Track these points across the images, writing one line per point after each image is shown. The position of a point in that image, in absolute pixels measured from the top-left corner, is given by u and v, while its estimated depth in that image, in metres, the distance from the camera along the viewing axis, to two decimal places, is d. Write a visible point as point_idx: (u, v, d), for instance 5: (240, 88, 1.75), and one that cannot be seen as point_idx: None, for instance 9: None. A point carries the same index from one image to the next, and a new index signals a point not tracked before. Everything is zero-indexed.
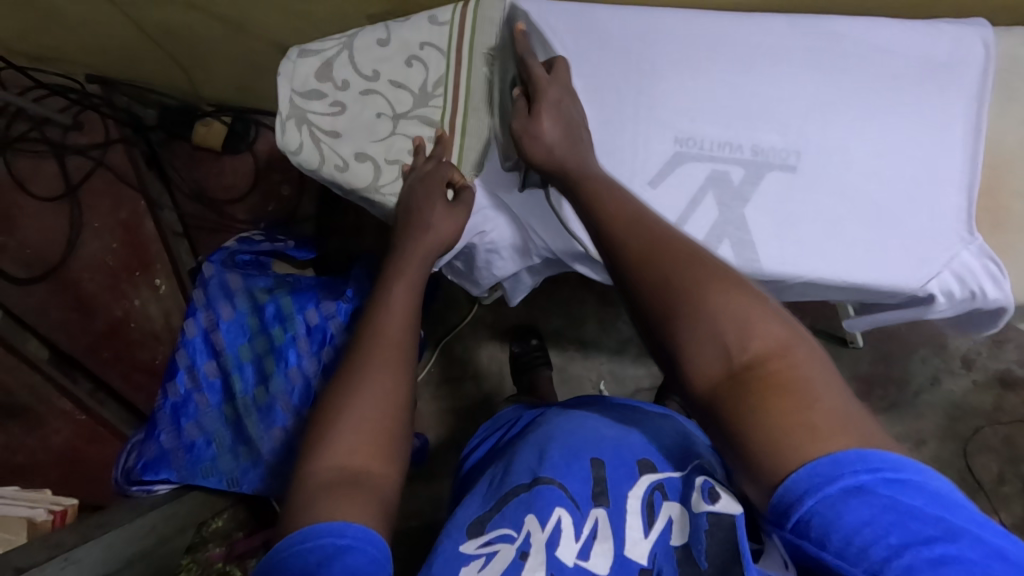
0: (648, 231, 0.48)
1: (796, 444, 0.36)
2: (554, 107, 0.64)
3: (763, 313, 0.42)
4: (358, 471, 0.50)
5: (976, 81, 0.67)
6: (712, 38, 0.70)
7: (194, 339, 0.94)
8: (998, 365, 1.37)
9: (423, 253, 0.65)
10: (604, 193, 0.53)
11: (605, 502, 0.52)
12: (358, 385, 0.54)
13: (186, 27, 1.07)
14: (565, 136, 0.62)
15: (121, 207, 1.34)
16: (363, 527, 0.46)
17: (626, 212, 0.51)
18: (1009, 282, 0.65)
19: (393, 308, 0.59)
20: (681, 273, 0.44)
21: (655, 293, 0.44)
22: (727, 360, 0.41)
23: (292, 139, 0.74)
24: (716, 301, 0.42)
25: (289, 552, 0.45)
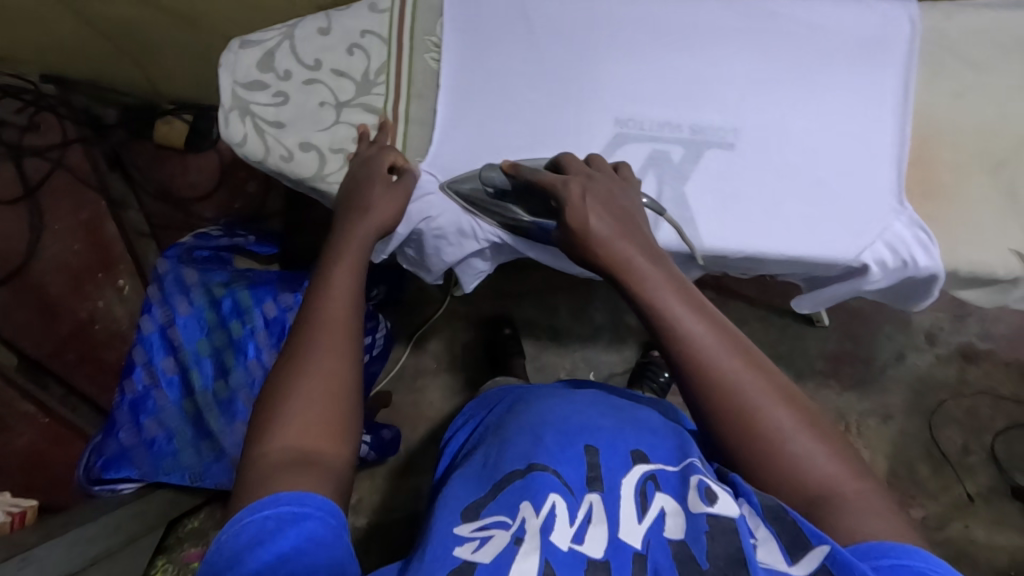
0: (723, 354, 0.50)
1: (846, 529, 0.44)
2: (609, 198, 0.62)
3: (819, 441, 0.48)
4: (310, 451, 0.50)
5: (904, 54, 0.69)
6: (651, 19, 0.71)
7: (151, 335, 0.94)
8: (960, 339, 1.40)
9: (364, 233, 0.64)
10: (674, 306, 0.52)
11: (599, 488, 0.53)
12: (302, 367, 0.54)
13: (139, 22, 1.05)
14: (620, 227, 0.59)
15: (83, 208, 1.32)
16: (321, 497, 0.47)
17: (700, 336, 0.51)
18: (939, 250, 0.66)
19: (335, 289, 0.59)
20: (757, 412, 0.49)
21: (734, 433, 0.49)
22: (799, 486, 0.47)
23: (236, 131, 0.74)
24: (791, 440, 0.48)
25: (245, 521, 0.46)
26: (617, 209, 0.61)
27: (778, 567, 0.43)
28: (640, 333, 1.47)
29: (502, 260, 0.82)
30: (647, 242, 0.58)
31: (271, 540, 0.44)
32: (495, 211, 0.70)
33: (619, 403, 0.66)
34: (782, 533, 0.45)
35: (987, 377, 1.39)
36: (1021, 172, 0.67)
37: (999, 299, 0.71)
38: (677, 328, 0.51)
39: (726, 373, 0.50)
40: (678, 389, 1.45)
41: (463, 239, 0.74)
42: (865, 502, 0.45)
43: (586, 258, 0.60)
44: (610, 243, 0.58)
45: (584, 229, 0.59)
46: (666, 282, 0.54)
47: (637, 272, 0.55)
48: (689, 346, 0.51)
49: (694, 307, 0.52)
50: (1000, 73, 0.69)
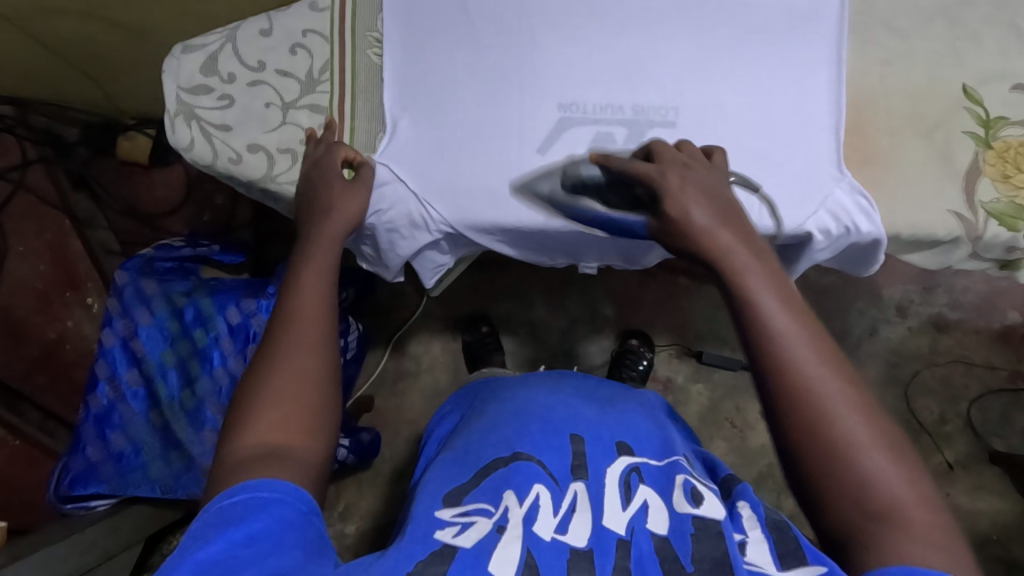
0: (808, 353, 0.46)
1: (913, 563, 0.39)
2: (693, 188, 0.58)
3: (903, 469, 0.43)
4: (278, 447, 0.48)
5: (833, 25, 0.70)
6: (586, 3, 0.72)
7: (113, 349, 0.93)
8: (931, 310, 1.42)
9: (336, 231, 0.63)
10: (764, 298, 0.49)
11: (585, 475, 0.55)
12: (277, 360, 0.52)
13: (88, 37, 1.05)
14: (720, 219, 0.56)
15: (47, 228, 1.33)
16: (288, 486, 0.46)
17: (789, 332, 0.47)
18: (879, 215, 0.68)
19: (303, 286, 0.57)
20: (840, 424, 0.44)
21: (812, 440, 0.44)
22: (865, 511, 0.42)
23: (183, 136, 0.74)
24: (869, 460, 0.43)
25: (213, 509, 0.45)
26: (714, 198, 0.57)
27: (767, 568, 0.45)
28: (617, 323, 1.47)
29: (460, 253, 0.83)
30: (742, 237, 0.54)
31: (240, 523, 0.43)
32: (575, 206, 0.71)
33: (601, 394, 0.69)
34: (779, 542, 0.47)
35: (959, 345, 1.41)
36: (955, 134, 0.69)
37: (943, 260, 0.73)
38: (765, 319, 0.48)
39: (808, 372, 0.45)
40: (657, 376, 1.45)
41: (415, 231, 0.74)
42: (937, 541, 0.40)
43: (683, 250, 0.57)
44: (711, 231, 0.55)
45: (685, 217, 0.57)
46: (766, 272, 0.51)
47: (734, 264, 0.52)
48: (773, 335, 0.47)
49: (790, 302, 0.49)
50: (928, 39, 0.71)
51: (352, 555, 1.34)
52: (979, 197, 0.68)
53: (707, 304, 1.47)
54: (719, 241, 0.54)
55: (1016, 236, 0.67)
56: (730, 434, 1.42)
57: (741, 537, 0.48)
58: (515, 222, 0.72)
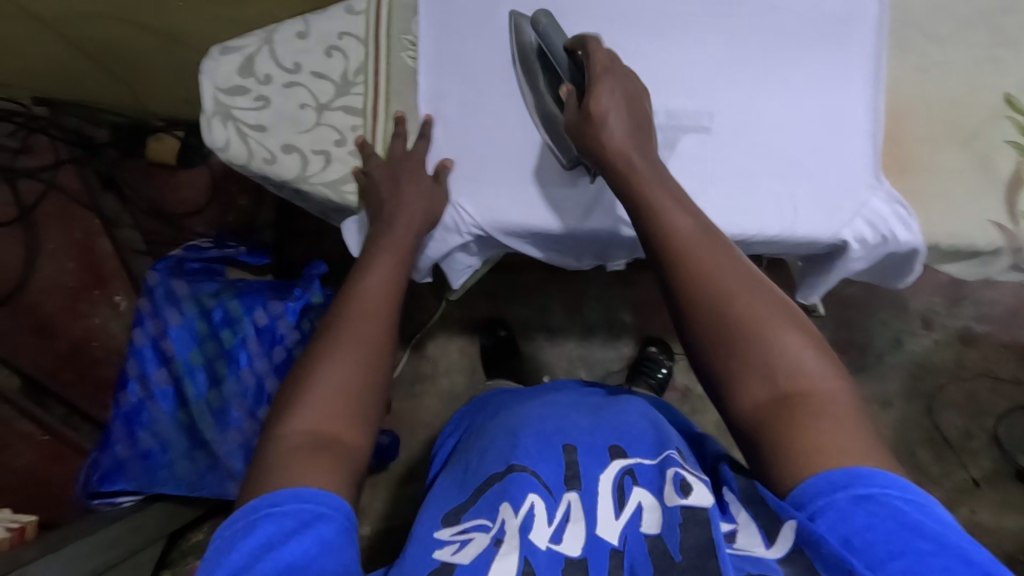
0: (702, 247, 0.54)
1: (808, 437, 0.45)
2: (611, 91, 0.63)
3: (802, 345, 0.49)
4: (329, 437, 0.51)
5: (870, 32, 0.70)
6: (620, 8, 0.72)
7: (144, 348, 0.93)
8: (957, 322, 1.40)
9: (407, 234, 0.67)
10: (660, 202, 0.57)
11: (578, 486, 0.54)
12: (337, 351, 0.55)
13: (121, 41, 1.07)
14: (632, 133, 0.62)
15: (77, 227, 1.37)
16: (334, 496, 0.47)
17: (684, 233, 0.55)
18: (918, 224, 0.67)
19: (369, 286, 0.62)
20: (730, 303, 0.51)
21: (706, 319, 0.51)
22: (770, 384, 0.48)
23: (219, 136, 0.75)
24: (767, 338, 0.49)
25: (263, 514, 0.45)
26: (633, 108, 0.64)
27: (755, 551, 0.45)
28: (635, 330, 1.47)
29: (487, 254, 0.82)
30: (644, 151, 0.62)
31: (287, 542, 0.43)
32: (532, 61, 0.70)
33: (597, 400, 0.66)
34: (760, 516, 0.46)
35: (986, 359, 1.39)
36: (995, 144, 0.68)
37: (981, 270, 0.72)
38: (664, 224, 0.56)
39: (705, 264, 0.53)
40: (676, 384, 1.45)
41: (445, 233, 0.74)
42: (830, 410, 0.46)
43: (587, 150, 0.63)
44: (618, 141, 0.61)
45: (604, 121, 0.62)
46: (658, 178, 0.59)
47: (635, 171, 0.60)
48: (671, 235, 0.55)
49: (683, 207, 0.57)
50: (965, 46, 0.70)
51: (367, 557, 1.35)
52: (1020, 205, 0.66)
53: None
54: (620, 151, 0.61)
55: None
56: None
57: (730, 526, 0.47)
58: (546, 227, 0.72)
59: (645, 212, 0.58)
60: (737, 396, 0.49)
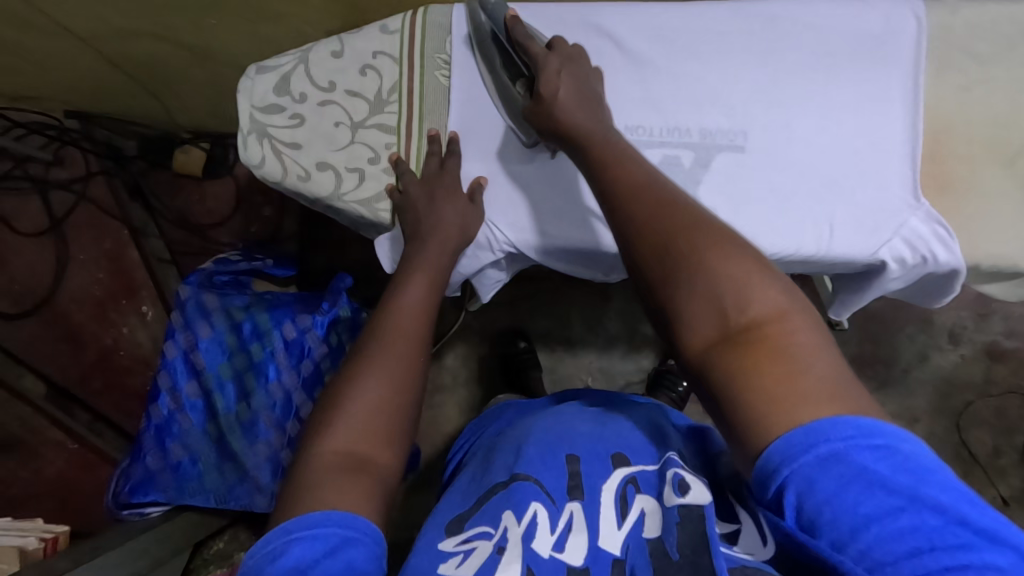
0: (646, 196, 0.52)
1: (763, 377, 0.40)
2: (568, 79, 0.66)
3: (757, 277, 0.44)
4: (364, 458, 0.51)
5: (912, 53, 0.69)
6: (657, 27, 0.72)
7: (175, 360, 0.94)
8: (986, 337, 1.37)
9: (439, 253, 0.68)
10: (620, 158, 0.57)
11: (581, 495, 0.54)
12: (373, 371, 0.56)
13: (154, 56, 1.09)
14: (580, 104, 0.64)
15: (106, 238, 1.40)
16: (365, 519, 0.46)
17: (632, 186, 0.53)
18: (958, 244, 0.66)
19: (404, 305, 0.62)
20: (687, 239, 0.47)
21: (653, 260, 0.48)
22: (721, 321, 0.43)
23: (254, 153, 0.76)
24: (716, 271, 0.45)
25: (294, 538, 0.44)
26: (583, 88, 0.66)
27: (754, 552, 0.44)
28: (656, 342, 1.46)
29: (516, 270, 0.82)
30: (601, 122, 0.63)
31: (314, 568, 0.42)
32: (486, 41, 0.73)
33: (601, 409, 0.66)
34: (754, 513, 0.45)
35: (1015, 375, 1.36)
36: None
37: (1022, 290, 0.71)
38: (614, 181, 0.55)
39: (648, 210, 0.51)
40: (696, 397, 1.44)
41: (478, 250, 0.74)
42: (784, 341, 0.40)
43: (546, 127, 0.65)
44: (567, 113, 0.63)
45: (554, 97, 0.64)
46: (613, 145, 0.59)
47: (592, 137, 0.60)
48: (618, 188, 0.54)
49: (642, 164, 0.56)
50: (1006, 63, 0.68)
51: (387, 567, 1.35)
52: None
53: None
54: (568, 120, 0.62)
55: None
56: None
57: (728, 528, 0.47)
58: (575, 244, 0.72)
59: (604, 165, 0.57)
60: (691, 336, 0.44)
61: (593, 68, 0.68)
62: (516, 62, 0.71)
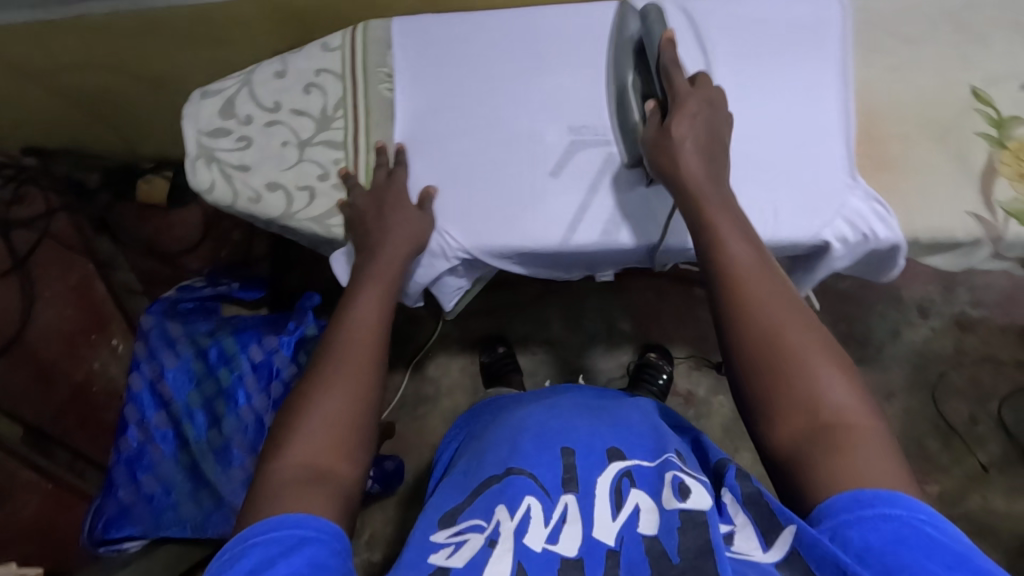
0: (754, 279, 0.54)
1: (834, 469, 0.45)
2: (690, 121, 0.63)
3: (844, 381, 0.49)
4: (323, 469, 0.51)
5: (839, 38, 0.71)
6: (594, 30, 0.74)
7: (141, 392, 0.93)
8: (953, 309, 1.40)
9: (391, 261, 0.68)
10: (725, 226, 0.58)
11: (575, 488, 0.55)
12: (328, 386, 0.56)
13: (109, 89, 1.09)
14: (704, 158, 0.62)
15: (72, 272, 1.36)
16: (326, 521, 0.47)
17: (740, 268, 0.55)
18: (896, 220, 0.67)
19: (357, 314, 0.62)
20: (783, 333, 0.51)
21: (755, 348, 0.51)
22: (809, 417, 0.48)
23: (204, 179, 0.76)
24: (812, 373, 0.49)
25: (253, 542, 0.45)
26: (705, 139, 0.63)
27: (753, 555, 0.46)
28: (635, 338, 1.47)
29: (475, 275, 0.82)
30: (717, 173, 0.62)
31: (275, 565, 0.43)
32: (633, 55, 0.70)
33: (595, 404, 0.68)
34: (758, 517, 0.47)
35: (985, 344, 1.39)
36: (967, 136, 0.68)
37: (964, 262, 0.72)
38: (722, 260, 0.56)
39: (757, 297, 0.53)
40: (678, 389, 1.45)
41: (432, 259, 0.75)
42: (861, 444, 0.46)
43: (661, 164, 0.63)
44: (686, 164, 0.61)
45: (680, 140, 0.62)
46: (719, 212, 0.59)
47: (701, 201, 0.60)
48: (726, 264, 0.55)
49: (746, 233, 0.57)
50: (933, 44, 0.70)
51: None
52: (996, 196, 0.67)
53: None
54: (685, 175, 0.61)
55: None
56: None
57: (729, 528, 0.48)
58: (532, 244, 0.72)
59: (711, 231, 0.58)
60: (778, 425, 0.49)
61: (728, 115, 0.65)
62: (652, 83, 0.68)
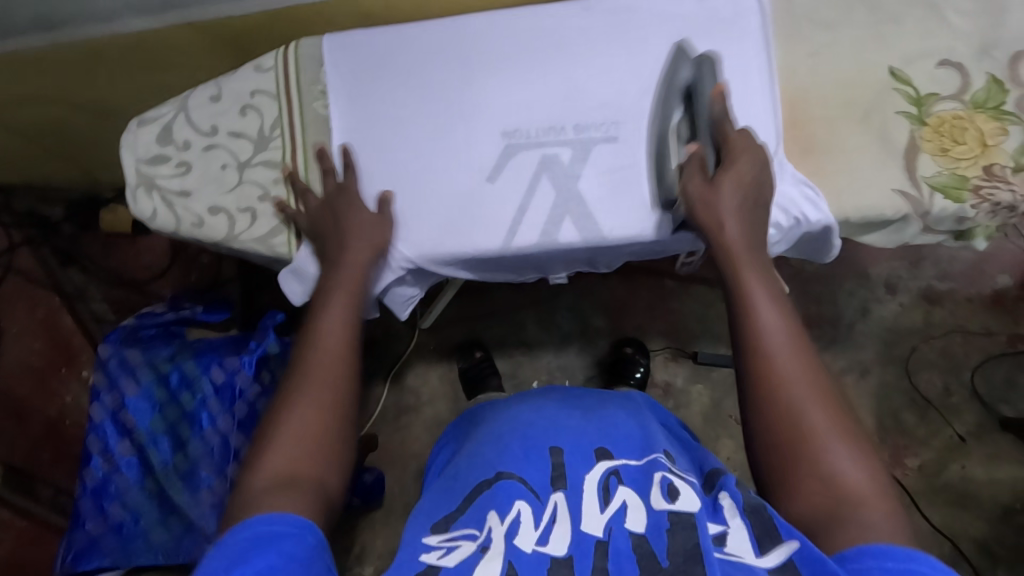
0: (783, 355, 0.57)
1: (844, 535, 0.48)
2: (733, 178, 0.65)
3: (857, 454, 0.52)
4: (293, 477, 0.53)
5: (757, 26, 0.72)
6: (522, 35, 0.75)
7: (102, 423, 0.93)
8: (920, 283, 1.42)
9: (358, 268, 0.69)
10: (758, 299, 0.61)
11: (563, 486, 0.56)
12: (299, 399, 0.58)
13: (59, 122, 1.09)
14: (745, 222, 0.65)
15: (38, 307, 1.38)
16: (300, 517, 0.49)
17: (771, 342, 0.57)
18: (826, 202, 0.69)
19: (328, 327, 0.65)
20: (800, 414, 0.54)
21: (775, 423, 0.54)
22: (828, 491, 0.51)
23: (145, 207, 0.77)
24: (830, 445, 0.52)
25: (227, 543, 0.47)
26: (744, 205, 0.65)
27: (745, 557, 0.47)
28: (610, 333, 1.48)
29: (429, 283, 0.83)
30: (753, 240, 0.65)
31: (250, 561, 0.45)
32: (679, 100, 0.72)
33: (586, 401, 0.70)
34: (755, 524, 0.49)
35: (953, 315, 1.40)
36: (888, 116, 0.70)
37: (898, 238, 0.73)
38: (755, 333, 0.58)
39: (782, 373, 0.56)
40: (656, 381, 1.45)
41: (379, 270, 0.75)
42: (875, 518, 0.48)
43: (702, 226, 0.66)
44: (721, 229, 0.65)
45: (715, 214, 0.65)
46: (753, 272, 0.63)
47: (736, 267, 0.63)
48: (757, 336, 0.58)
49: (777, 303, 0.61)
50: (849, 28, 0.72)
51: None
52: (921, 172, 0.68)
53: (696, 306, 1.48)
54: (728, 238, 0.64)
55: (963, 206, 0.68)
56: (736, 431, 1.42)
57: (720, 528, 0.49)
58: (474, 250, 0.73)
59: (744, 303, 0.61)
60: (794, 499, 0.52)
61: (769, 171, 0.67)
62: (694, 129, 0.70)
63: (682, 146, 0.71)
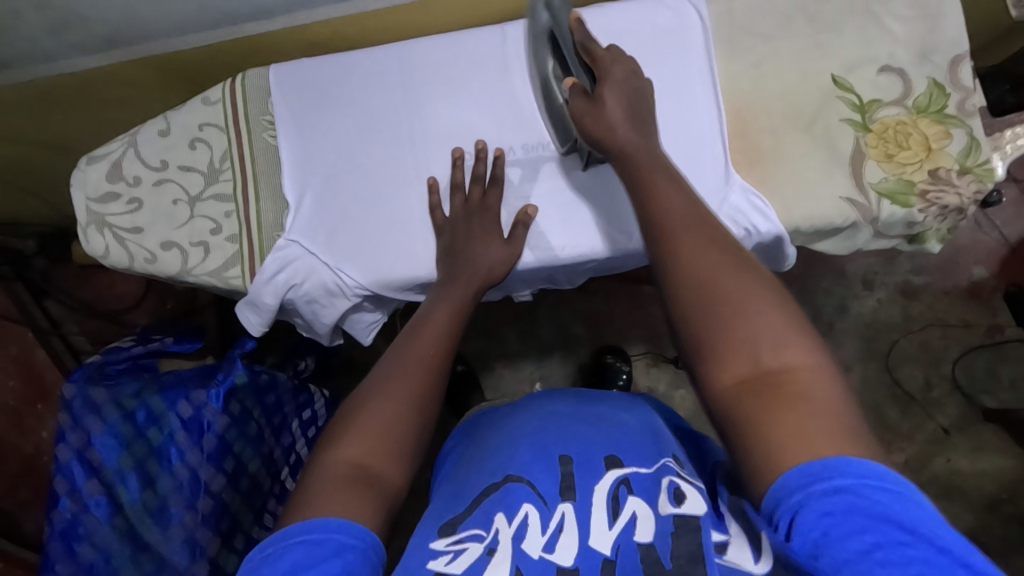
0: (688, 226, 0.51)
1: (783, 425, 0.41)
2: (616, 88, 0.61)
3: (786, 320, 0.45)
4: (373, 471, 0.51)
5: (700, 39, 0.72)
6: (466, 56, 0.75)
7: (68, 462, 0.92)
8: (896, 278, 1.41)
9: (469, 282, 0.69)
10: (658, 177, 0.55)
11: (572, 496, 0.54)
12: (390, 390, 0.56)
13: (23, 160, 1.07)
14: (631, 118, 0.60)
15: (10, 343, 1.35)
16: (363, 527, 0.47)
17: (674, 219, 0.52)
18: (774, 212, 0.68)
19: (428, 326, 0.64)
20: (715, 283, 0.48)
21: (689, 292, 0.48)
22: (753, 364, 0.44)
23: (97, 245, 0.76)
24: (753, 313, 0.46)
25: (292, 541, 0.46)
26: (628, 108, 0.61)
27: (744, 564, 0.49)
28: (590, 341, 1.47)
29: (386, 309, 0.83)
30: (647, 137, 0.60)
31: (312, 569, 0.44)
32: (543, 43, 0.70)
33: (601, 410, 0.67)
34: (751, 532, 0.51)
35: (931, 310, 1.40)
36: (832, 123, 0.70)
37: (850, 244, 0.73)
38: (658, 210, 0.53)
39: (686, 240, 0.50)
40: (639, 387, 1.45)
41: (333, 298, 0.75)
42: (808, 391, 0.42)
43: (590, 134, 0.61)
44: (619, 126, 0.59)
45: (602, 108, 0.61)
46: (650, 159, 0.57)
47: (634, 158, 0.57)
48: (663, 213, 0.53)
49: (676, 180, 0.55)
50: (790, 38, 0.72)
51: None
52: (866, 179, 0.68)
53: None
54: (617, 136, 0.59)
55: (910, 211, 0.68)
56: None
57: (722, 537, 0.51)
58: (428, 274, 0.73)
59: (643, 189, 0.55)
60: (719, 372, 0.45)
61: (643, 80, 0.64)
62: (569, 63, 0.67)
63: (562, 85, 0.68)
